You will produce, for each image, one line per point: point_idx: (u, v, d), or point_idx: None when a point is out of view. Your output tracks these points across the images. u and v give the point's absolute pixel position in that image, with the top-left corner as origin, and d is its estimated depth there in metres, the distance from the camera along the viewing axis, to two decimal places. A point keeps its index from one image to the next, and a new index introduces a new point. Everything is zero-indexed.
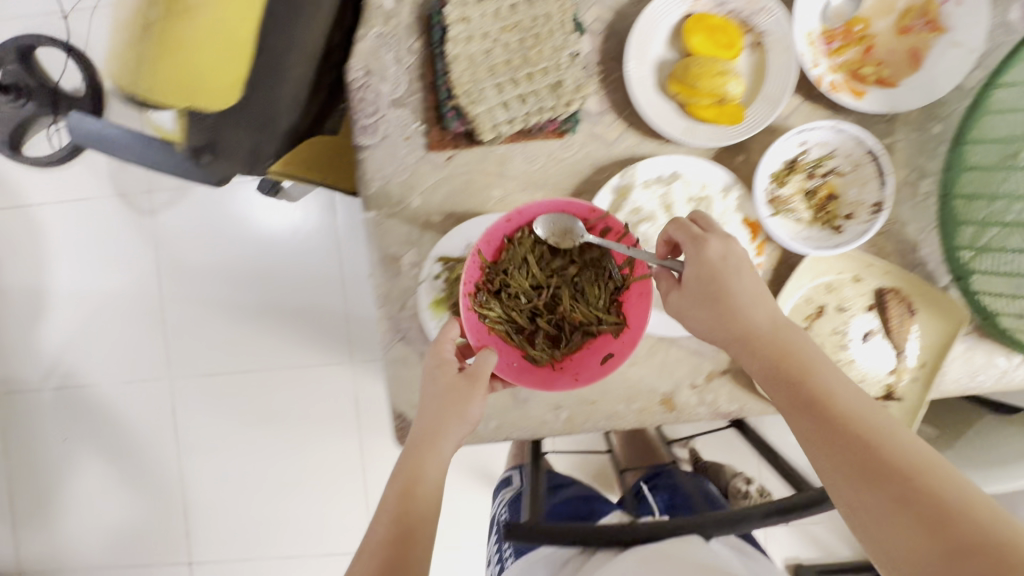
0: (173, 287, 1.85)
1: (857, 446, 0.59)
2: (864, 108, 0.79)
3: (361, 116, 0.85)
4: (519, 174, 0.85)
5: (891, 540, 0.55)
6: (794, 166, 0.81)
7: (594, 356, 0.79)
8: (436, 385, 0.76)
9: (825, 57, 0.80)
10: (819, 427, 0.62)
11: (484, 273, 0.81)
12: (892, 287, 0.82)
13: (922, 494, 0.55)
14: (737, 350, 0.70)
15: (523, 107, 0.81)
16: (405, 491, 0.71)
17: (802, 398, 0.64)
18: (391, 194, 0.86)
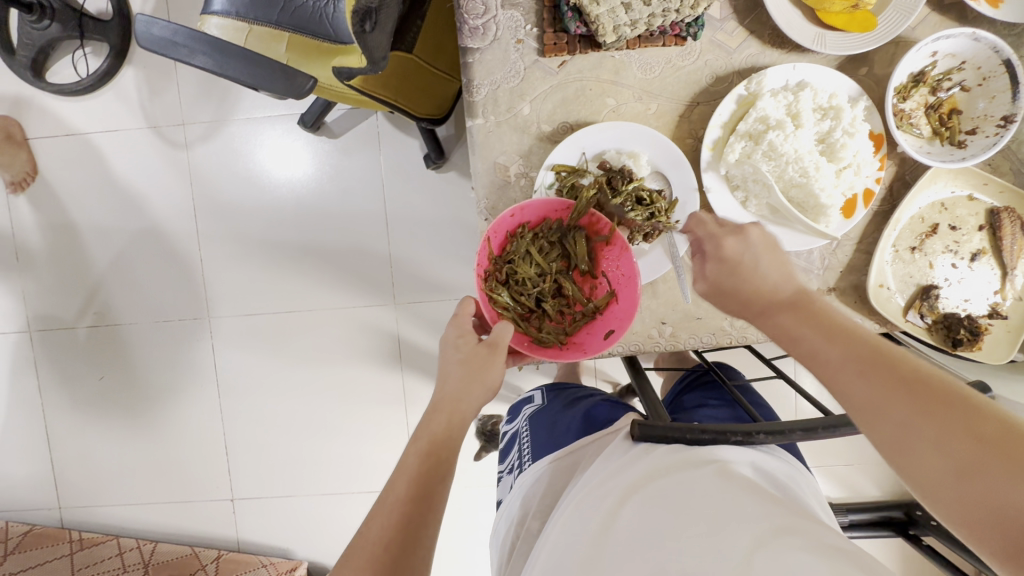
0: (210, 220, 1.68)
1: (876, 376, 0.51)
2: (999, 18, 0.77)
3: (470, 17, 0.80)
4: (635, 83, 0.83)
5: (929, 464, 0.46)
6: (921, 78, 0.80)
7: (596, 336, 0.82)
8: (459, 352, 0.80)
9: None
10: (832, 361, 0.54)
11: (493, 265, 0.83)
12: (1006, 207, 0.81)
13: (956, 412, 0.46)
14: (752, 313, 0.64)
15: (647, 8, 0.76)
16: (427, 453, 0.73)
17: (811, 337, 0.57)
18: (500, 101, 0.83)
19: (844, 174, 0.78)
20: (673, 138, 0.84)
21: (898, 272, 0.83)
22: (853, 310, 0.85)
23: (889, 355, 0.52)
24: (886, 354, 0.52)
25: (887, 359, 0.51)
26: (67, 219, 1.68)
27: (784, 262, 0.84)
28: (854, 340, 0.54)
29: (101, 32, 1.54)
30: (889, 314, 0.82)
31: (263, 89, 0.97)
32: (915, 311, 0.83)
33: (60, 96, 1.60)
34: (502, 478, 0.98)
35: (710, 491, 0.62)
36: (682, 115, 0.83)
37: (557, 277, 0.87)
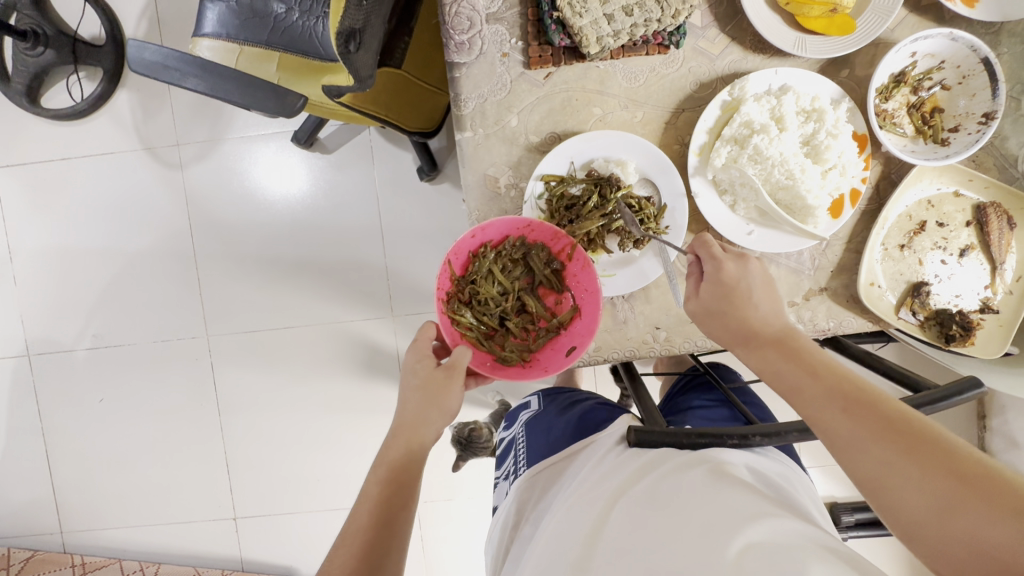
0: (206, 238, 1.68)
1: (862, 415, 0.54)
2: (975, 18, 0.78)
3: (456, 32, 0.82)
4: (620, 92, 0.84)
5: (908, 500, 0.50)
6: (902, 78, 0.81)
7: (558, 353, 0.83)
8: (416, 377, 0.79)
9: None
10: (814, 398, 0.58)
11: (454, 286, 0.85)
12: (992, 202, 0.82)
13: (930, 450, 0.50)
14: (743, 345, 0.67)
15: (629, 19, 0.78)
16: (387, 480, 0.74)
17: (800, 375, 0.60)
18: (488, 114, 0.84)
19: (829, 175, 0.79)
20: (660, 144, 0.84)
21: (888, 270, 0.84)
22: (845, 309, 0.85)
23: (868, 394, 0.56)
24: (867, 393, 0.56)
25: (869, 400, 0.55)
26: (64, 242, 1.69)
27: (775, 264, 0.84)
28: (838, 379, 0.58)
29: (94, 57, 1.56)
30: (880, 312, 0.82)
31: (255, 109, 0.98)
32: (906, 308, 0.83)
33: (56, 121, 1.62)
34: (498, 485, 0.98)
35: (699, 490, 0.63)
36: (667, 122, 0.84)
37: (519, 295, 0.88)
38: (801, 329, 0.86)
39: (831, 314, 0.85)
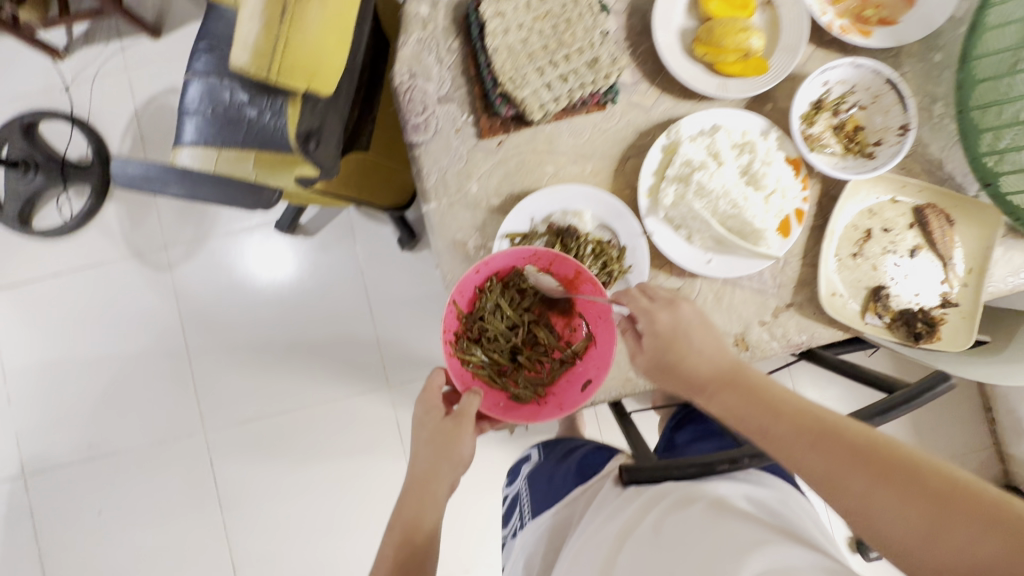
0: (197, 334, 1.71)
1: (831, 449, 0.57)
2: (874, 45, 0.88)
3: (412, 116, 0.91)
4: (568, 149, 0.90)
5: (896, 527, 0.51)
6: (820, 105, 0.88)
7: (574, 386, 0.85)
8: (425, 430, 0.82)
9: (831, 6, 0.88)
10: (783, 439, 0.60)
11: (462, 323, 0.87)
12: (928, 203, 0.88)
13: (900, 473, 0.53)
14: (701, 394, 0.69)
15: (566, 85, 0.88)
16: (401, 542, 0.75)
17: (762, 415, 0.63)
18: (449, 184, 0.90)
19: (772, 199, 0.84)
20: (612, 191, 0.90)
21: (846, 278, 0.87)
22: (814, 321, 0.88)
23: (826, 425, 0.59)
24: (826, 425, 0.59)
25: (831, 432, 0.58)
26: (57, 356, 1.71)
27: (739, 287, 0.88)
28: (797, 416, 0.60)
29: (82, 176, 1.66)
30: (846, 319, 0.85)
31: (232, 205, 1.09)
32: (872, 312, 0.86)
33: (47, 240, 1.69)
34: (506, 545, 0.95)
35: (696, 523, 0.63)
36: (616, 170, 0.90)
37: (528, 327, 0.90)
38: (776, 345, 0.88)
39: (801, 328, 0.88)
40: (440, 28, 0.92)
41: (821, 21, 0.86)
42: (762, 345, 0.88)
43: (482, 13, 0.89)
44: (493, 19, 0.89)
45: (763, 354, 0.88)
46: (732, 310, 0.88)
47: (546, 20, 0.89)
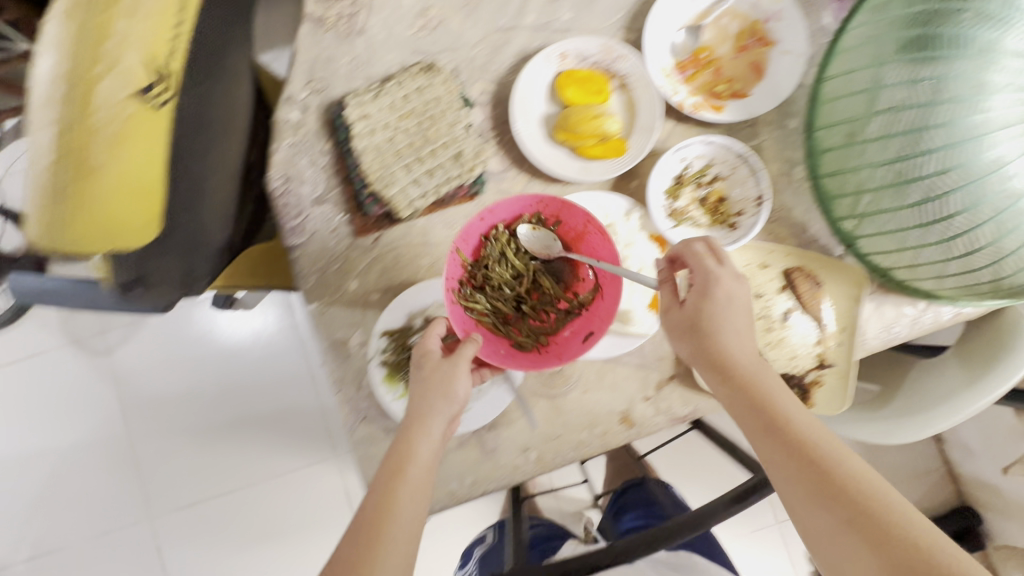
0: (139, 417, 1.69)
1: (810, 484, 0.64)
2: (727, 119, 0.91)
3: (288, 220, 0.92)
4: (444, 240, 0.92)
5: (849, 558, 0.58)
6: (680, 180, 0.90)
7: (575, 339, 0.85)
8: (420, 373, 0.78)
9: (683, 85, 0.92)
10: (777, 452, 0.66)
11: (467, 271, 0.86)
12: (796, 266, 0.89)
13: (873, 521, 0.58)
14: (712, 376, 0.74)
15: (432, 180, 0.90)
16: (384, 495, 0.68)
17: (764, 423, 0.68)
18: (329, 283, 0.91)
19: (637, 277, 0.87)
20: None
21: None
22: (696, 393, 0.89)
23: (821, 458, 0.64)
24: (822, 458, 0.64)
25: (828, 464, 0.63)
26: None
27: (620, 364, 0.89)
28: (802, 441, 0.66)
29: None
30: None
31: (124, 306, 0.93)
32: None
33: None
34: None
35: None
36: None
37: (532, 277, 0.89)
38: (661, 419, 0.89)
39: (684, 400, 0.89)
40: (311, 131, 0.94)
41: (672, 102, 0.89)
42: (648, 421, 0.89)
43: (347, 116, 0.91)
44: (359, 121, 0.91)
45: (649, 429, 0.89)
46: (615, 387, 0.89)
47: (410, 118, 0.91)
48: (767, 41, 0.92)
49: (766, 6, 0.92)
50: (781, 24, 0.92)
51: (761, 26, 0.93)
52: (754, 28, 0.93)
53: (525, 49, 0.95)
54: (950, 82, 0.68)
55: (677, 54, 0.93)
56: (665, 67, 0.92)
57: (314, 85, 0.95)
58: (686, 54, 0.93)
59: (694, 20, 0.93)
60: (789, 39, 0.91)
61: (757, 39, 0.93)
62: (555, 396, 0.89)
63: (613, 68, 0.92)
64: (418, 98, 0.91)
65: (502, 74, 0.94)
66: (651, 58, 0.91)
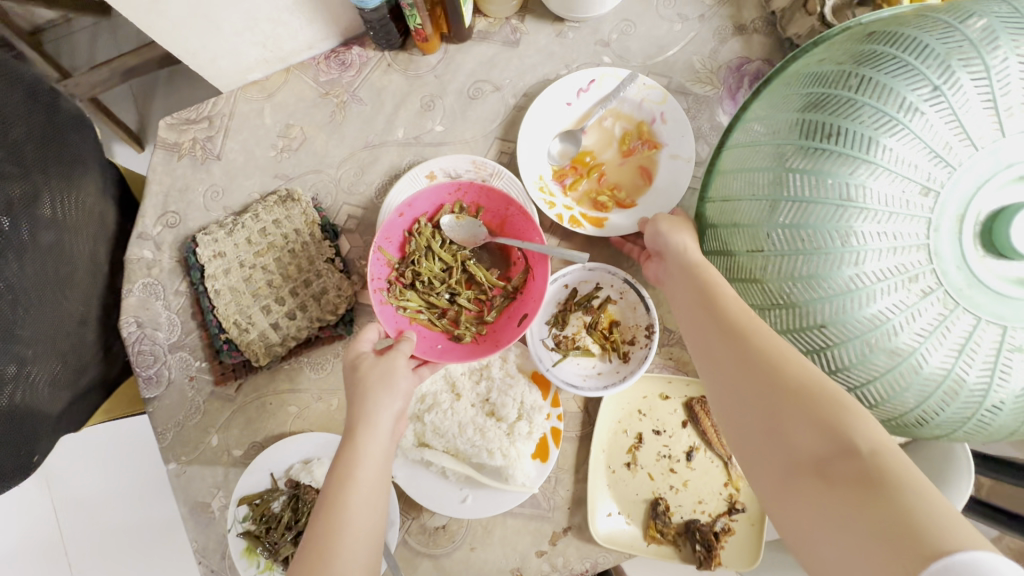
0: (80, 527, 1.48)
1: (786, 422, 0.51)
2: (610, 234, 0.82)
3: (142, 369, 0.83)
4: (312, 385, 0.83)
5: (817, 528, 0.46)
6: (566, 306, 0.82)
7: (512, 322, 0.77)
8: (354, 369, 0.70)
9: (562, 194, 0.84)
10: (744, 403, 0.55)
11: (394, 270, 0.79)
12: (698, 397, 0.80)
13: (851, 482, 0.45)
14: (699, 315, 0.62)
15: (293, 323, 0.82)
16: (328, 516, 0.59)
17: (734, 365, 0.57)
18: (188, 440, 0.83)
19: (516, 428, 0.78)
20: None
21: (620, 494, 0.79)
22: (595, 546, 0.79)
23: (793, 395, 0.51)
24: (792, 396, 0.51)
25: (792, 405, 0.51)
26: None
27: (510, 515, 0.79)
28: (770, 377, 0.53)
29: None
30: (622, 547, 0.77)
31: None
32: (653, 532, 0.78)
33: None
34: None
35: None
36: None
37: (462, 269, 0.83)
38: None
39: (583, 553, 0.79)
40: (166, 270, 0.86)
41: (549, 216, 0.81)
42: None
43: (200, 256, 0.83)
44: (212, 260, 0.83)
45: None
46: (505, 542, 0.79)
47: (268, 253, 0.83)
48: (654, 143, 0.84)
49: (650, 107, 0.84)
50: (668, 125, 0.84)
51: (646, 127, 0.85)
52: (638, 129, 0.85)
53: (395, 167, 0.88)
54: (823, 232, 0.57)
55: (556, 163, 0.85)
56: (542, 176, 0.84)
57: (168, 219, 0.87)
58: (565, 160, 0.85)
59: (571, 126, 0.86)
60: (676, 141, 0.83)
61: (645, 141, 0.85)
62: (437, 555, 0.79)
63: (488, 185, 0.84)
64: (276, 231, 0.83)
65: (371, 195, 0.87)
66: (525, 169, 0.83)
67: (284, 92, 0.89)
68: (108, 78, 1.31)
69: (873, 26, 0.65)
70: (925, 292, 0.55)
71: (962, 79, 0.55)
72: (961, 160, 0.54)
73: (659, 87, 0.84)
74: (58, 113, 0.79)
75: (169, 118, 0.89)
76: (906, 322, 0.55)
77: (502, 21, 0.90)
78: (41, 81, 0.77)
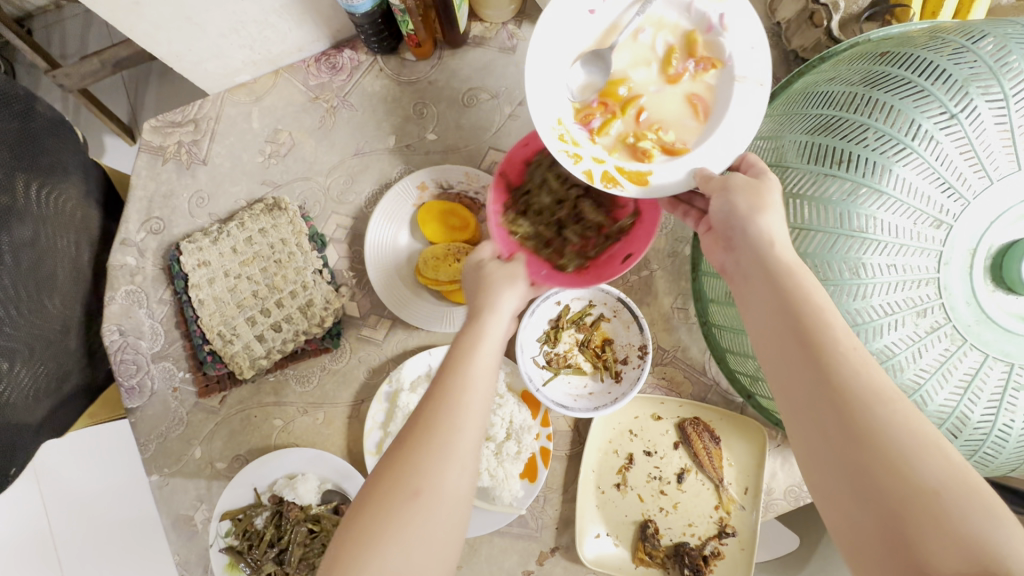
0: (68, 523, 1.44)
1: (913, 528, 0.38)
2: (655, 194, 0.62)
3: (123, 379, 0.81)
4: (298, 398, 0.82)
5: None
6: (558, 323, 0.80)
7: (615, 261, 0.70)
8: (473, 276, 0.66)
9: (587, 141, 0.65)
10: (849, 481, 0.42)
11: (508, 195, 0.73)
12: (692, 419, 0.78)
13: None
14: (792, 348, 0.48)
15: (278, 335, 0.79)
16: (420, 425, 0.52)
17: (842, 430, 0.43)
18: (171, 451, 0.81)
19: (504, 447, 0.77)
20: (349, 439, 0.81)
21: (609, 516, 0.78)
22: (582, 566, 0.78)
23: (929, 499, 0.39)
24: (928, 501, 0.39)
25: (927, 512, 0.38)
26: None
27: (497, 534, 0.78)
28: (900, 467, 0.40)
29: None
30: (610, 570, 0.75)
31: None
32: (642, 555, 0.76)
33: None
34: None
35: None
36: (350, 417, 0.81)
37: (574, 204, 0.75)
38: None
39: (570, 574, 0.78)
40: (150, 277, 0.84)
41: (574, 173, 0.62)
42: None
43: (183, 264, 0.81)
44: (196, 269, 0.81)
45: None
46: (492, 561, 0.78)
47: (254, 263, 0.81)
48: (711, 61, 0.63)
49: (703, 6, 0.62)
50: (730, 32, 0.61)
51: (699, 41, 0.63)
52: (688, 45, 0.64)
53: (386, 176, 0.85)
54: (828, 262, 0.57)
55: (577, 99, 0.66)
56: (560, 118, 0.64)
57: (152, 225, 0.85)
58: (589, 95, 0.66)
59: (597, 42, 0.64)
60: (744, 58, 0.61)
61: (696, 60, 0.64)
62: None
63: (480, 197, 0.82)
64: (262, 240, 0.81)
65: (361, 204, 0.85)
66: (537, 109, 0.63)
67: (272, 95, 0.87)
68: (97, 70, 1.26)
69: (885, 46, 0.64)
70: (933, 327, 0.55)
71: (978, 107, 0.54)
72: (975, 192, 0.53)
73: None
74: (34, 118, 0.77)
75: (154, 120, 0.86)
76: (914, 356, 0.56)
77: (498, 27, 0.87)
78: (16, 83, 0.74)
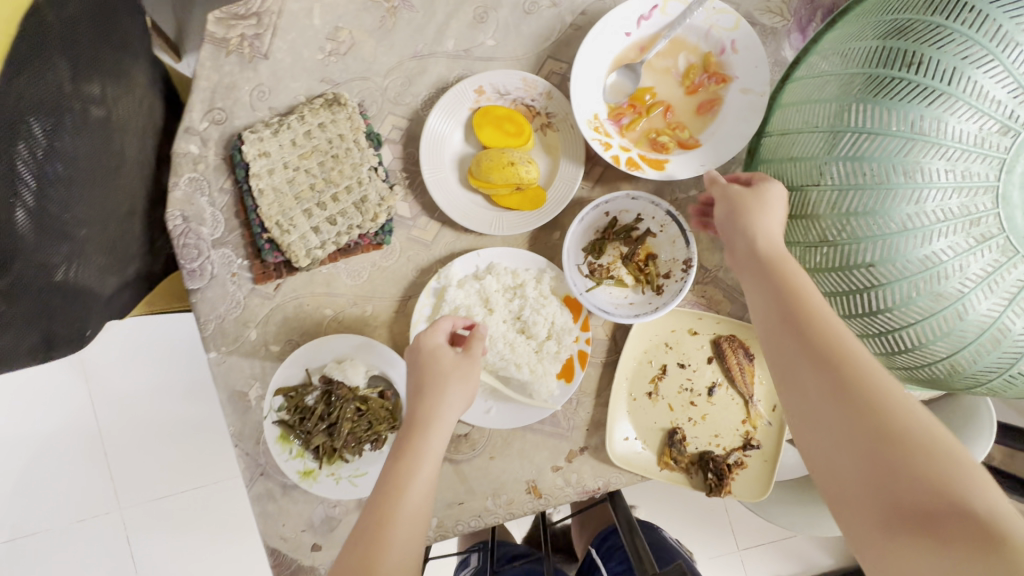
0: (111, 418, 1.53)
1: (872, 448, 0.52)
2: (673, 174, 0.79)
3: (185, 261, 0.84)
4: (348, 290, 0.86)
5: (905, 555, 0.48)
6: (605, 234, 0.83)
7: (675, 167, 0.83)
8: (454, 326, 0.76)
9: (617, 135, 0.81)
10: (825, 419, 0.56)
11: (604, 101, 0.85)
12: (728, 336, 0.81)
13: (942, 516, 0.47)
14: (780, 319, 0.62)
15: (333, 228, 0.82)
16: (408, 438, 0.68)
17: (821, 380, 0.57)
18: (227, 332, 0.85)
19: (545, 346, 0.81)
20: (396, 331, 0.85)
21: (639, 421, 0.81)
22: (610, 465, 0.82)
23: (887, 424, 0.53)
24: (886, 426, 0.53)
25: (886, 434, 0.52)
26: None
27: (531, 430, 0.81)
28: (863, 406, 0.54)
29: None
30: (636, 469, 0.80)
31: None
32: (667, 458, 0.80)
33: None
34: None
35: None
36: (397, 311, 0.85)
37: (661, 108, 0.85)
38: (571, 492, 0.81)
39: (597, 472, 0.82)
40: (212, 166, 0.86)
41: (604, 156, 0.77)
42: (557, 492, 0.81)
43: (245, 153, 0.83)
44: (257, 159, 0.83)
45: (559, 501, 0.81)
46: (524, 455, 0.81)
47: (313, 156, 0.83)
48: (722, 77, 0.80)
49: (718, 35, 0.80)
50: (739, 54, 0.80)
51: (714, 60, 0.81)
52: (705, 62, 0.81)
53: (443, 80, 0.87)
54: (889, 166, 0.56)
55: (611, 99, 0.82)
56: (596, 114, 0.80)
57: (215, 115, 0.86)
58: (621, 98, 0.82)
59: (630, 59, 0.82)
60: (746, 75, 0.79)
61: (710, 74, 0.81)
62: (459, 460, 0.80)
63: (536, 107, 0.83)
64: (321, 135, 0.84)
65: (417, 107, 0.87)
66: (580, 103, 0.79)
67: None
68: None
69: None
70: (985, 236, 0.55)
71: None
72: None
73: (732, 12, 0.79)
74: None
75: (216, 11, 0.85)
76: (962, 265, 0.56)
77: None
78: None
